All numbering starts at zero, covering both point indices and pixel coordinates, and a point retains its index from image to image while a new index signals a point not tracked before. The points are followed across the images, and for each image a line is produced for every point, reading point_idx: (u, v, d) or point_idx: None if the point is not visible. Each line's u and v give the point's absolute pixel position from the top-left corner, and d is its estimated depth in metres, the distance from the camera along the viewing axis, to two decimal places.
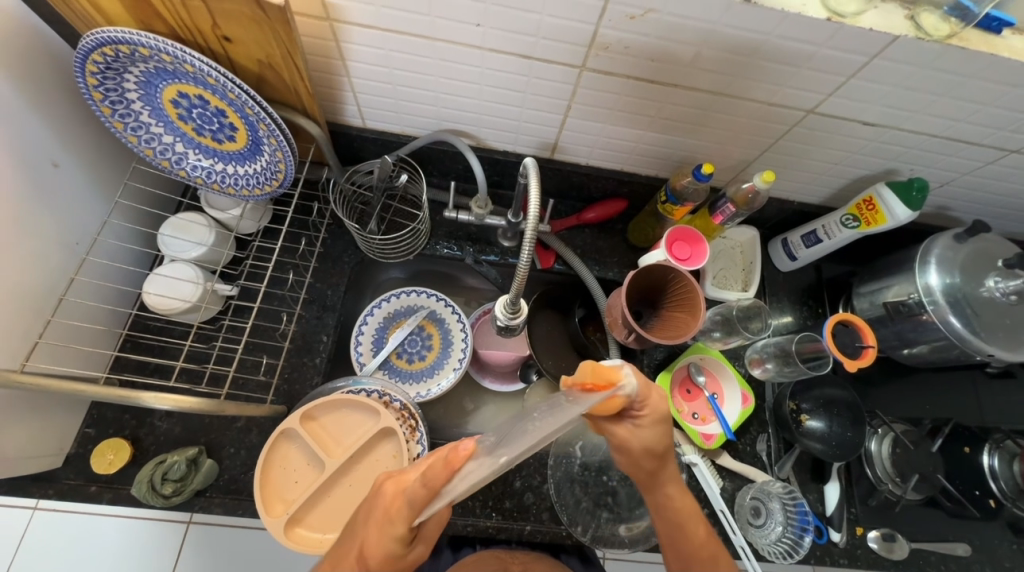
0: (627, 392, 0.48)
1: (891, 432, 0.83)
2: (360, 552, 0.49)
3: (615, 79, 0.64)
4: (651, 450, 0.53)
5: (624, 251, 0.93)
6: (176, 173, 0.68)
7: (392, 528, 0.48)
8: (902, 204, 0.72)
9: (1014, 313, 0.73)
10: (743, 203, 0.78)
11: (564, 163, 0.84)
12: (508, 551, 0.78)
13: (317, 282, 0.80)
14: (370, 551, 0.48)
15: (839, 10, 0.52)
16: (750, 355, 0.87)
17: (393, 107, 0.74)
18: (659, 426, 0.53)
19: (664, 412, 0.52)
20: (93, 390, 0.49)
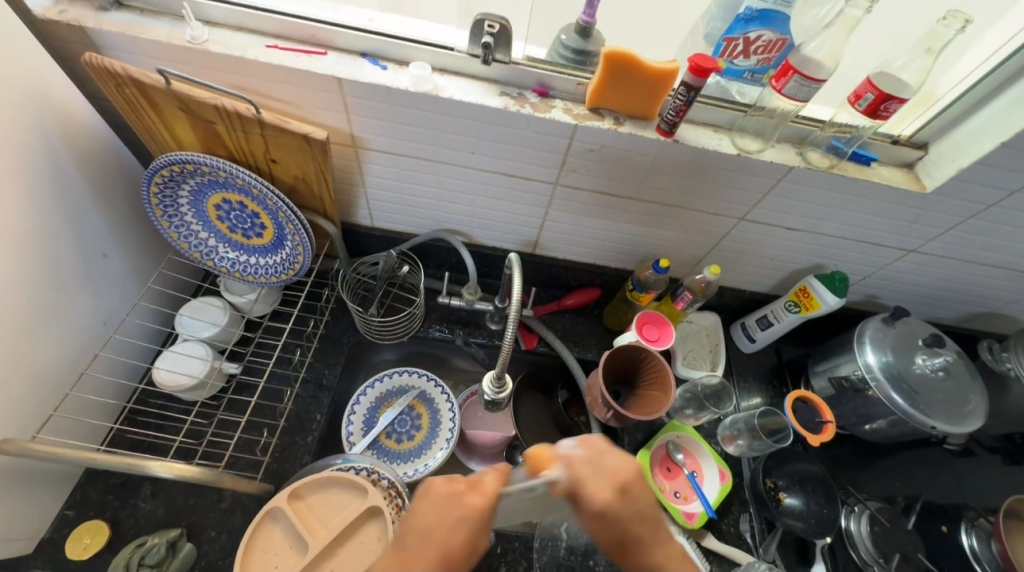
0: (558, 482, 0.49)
1: (866, 510, 0.86)
2: (441, 545, 0.46)
3: (583, 192, 0.79)
4: (604, 540, 0.51)
5: (601, 334, 1.02)
6: (205, 263, 0.78)
7: (474, 514, 0.48)
8: (831, 292, 0.85)
9: (946, 388, 0.82)
10: (699, 290, 0.90)
11: (544, 258, 0.98)
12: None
13: (318, 362, 0.86)
14: (448, 537, 0.47)
15: (745, 148, 0.69)
16: (722, 432, 0.91)
17: (398, 211, 0.88)
18: (607, 517, 0.50)
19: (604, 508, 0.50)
20: (105, 457, 0.53)
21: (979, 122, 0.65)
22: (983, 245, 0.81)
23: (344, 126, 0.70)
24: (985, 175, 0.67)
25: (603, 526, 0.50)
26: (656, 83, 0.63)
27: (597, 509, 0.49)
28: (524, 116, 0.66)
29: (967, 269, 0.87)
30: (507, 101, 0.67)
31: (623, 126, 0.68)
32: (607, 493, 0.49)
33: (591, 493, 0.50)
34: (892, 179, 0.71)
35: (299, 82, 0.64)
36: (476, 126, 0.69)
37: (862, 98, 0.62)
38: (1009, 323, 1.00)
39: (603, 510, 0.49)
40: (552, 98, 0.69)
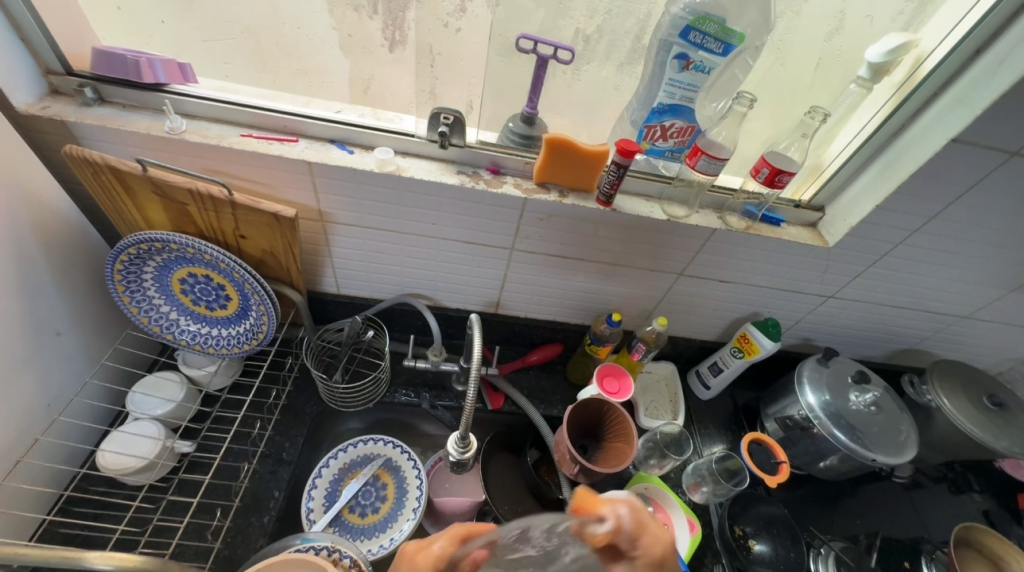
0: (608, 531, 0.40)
1: (831, 551, 0.87)
2: None
3: (537, 256, 0.87)
4: None
5: (565, 388, 1.05)
6: (164, 337, 0.77)
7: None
8: (767, 336, 0.93)
9: (881, 421, 0.89)
10: (652, 340, 0.96)
11: (506, 317, 1.02)
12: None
13: (277, 435, 0.84)
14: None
15: (674, 214, 0.79)
16: (688, 480, 0.93)
17: (364, 278, 0.92)
18: None
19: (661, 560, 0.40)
20: (37, 551, 0.49)
21: (860, 187, 0.78)
22: (886, 290, 0.92)
23: (312, 204, 0.76)
24: (871, 232, 0.80)
25: None
26: (593, 162, 0.73)
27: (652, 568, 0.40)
28: (478, 192, 0.74)
29: (880, 311, 0.99)
30: (463, 178, 0.75)
31: (567, 198, 0.77)
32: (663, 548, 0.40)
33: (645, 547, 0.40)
34: (799, 236, 0.83)
35: (270, 166, 0.70)
36: (436, 201, 0.76)
37: (759, 172, 0.75)
38: (926, 357, 1.11)
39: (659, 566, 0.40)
40: (503, 175, 0.78)
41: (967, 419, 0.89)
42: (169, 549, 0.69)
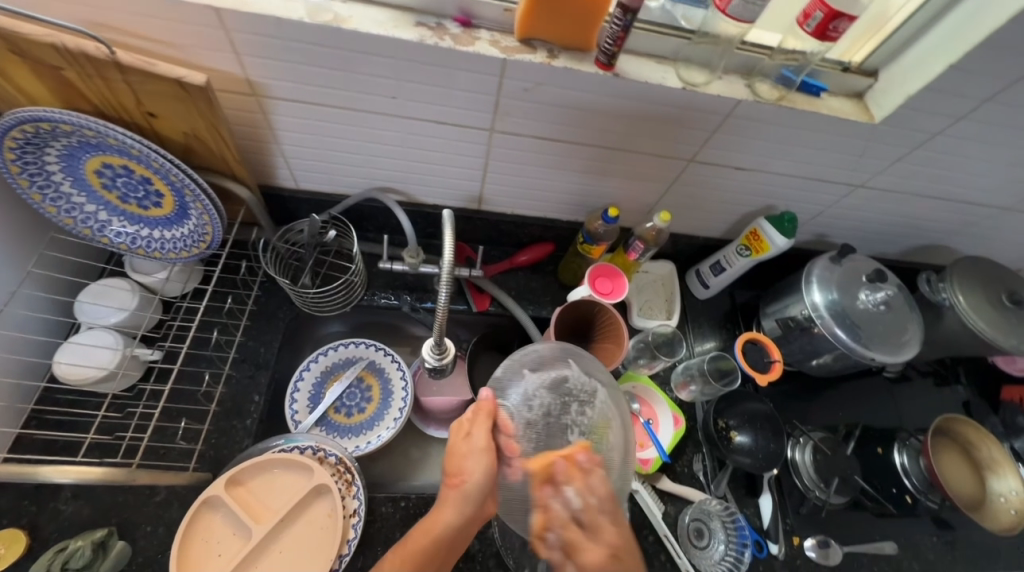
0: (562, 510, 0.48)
1: (810, 441, 0.90)
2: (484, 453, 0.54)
3: (522, 139, 0.73)
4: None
5: (555, 289, 0.99)
6: (99, 240, 0.68)
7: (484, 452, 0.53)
8: (779, 233, 0.83)
9: (887, 321, 0.84)
10: (652, 240, 0.86)
11: (490, 214, 0.92)
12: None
13: (250, 340, 0.80)
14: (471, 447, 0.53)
15: (691, 81, 0.64)
16: (676, 379, 0.92)
17: (325, 170, 0.80)
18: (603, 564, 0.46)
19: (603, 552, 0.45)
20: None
21: (926, 47, 0.62)
22: (927, 179, 0.80)
23: (236, 71, 0.61)
24: (930, 102, 0.65)
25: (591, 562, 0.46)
26: (591, 7, 0.56)
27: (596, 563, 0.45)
28: (443, 51, 0.58)
29: (912, 203, 0.87)
30: (423, 33, 0.58)
31: (557, 60, 0.60)
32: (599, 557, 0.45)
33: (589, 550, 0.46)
34: (841, 110, 0.68)
35: (165, 15, 0.53)
36: (391, 66, 0.60)
37: (810, 18, 0.58)
38: (946, 253, 1.03)
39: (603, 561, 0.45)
40: (476, 29, 0.61)
41: (979, 317, 0.83)
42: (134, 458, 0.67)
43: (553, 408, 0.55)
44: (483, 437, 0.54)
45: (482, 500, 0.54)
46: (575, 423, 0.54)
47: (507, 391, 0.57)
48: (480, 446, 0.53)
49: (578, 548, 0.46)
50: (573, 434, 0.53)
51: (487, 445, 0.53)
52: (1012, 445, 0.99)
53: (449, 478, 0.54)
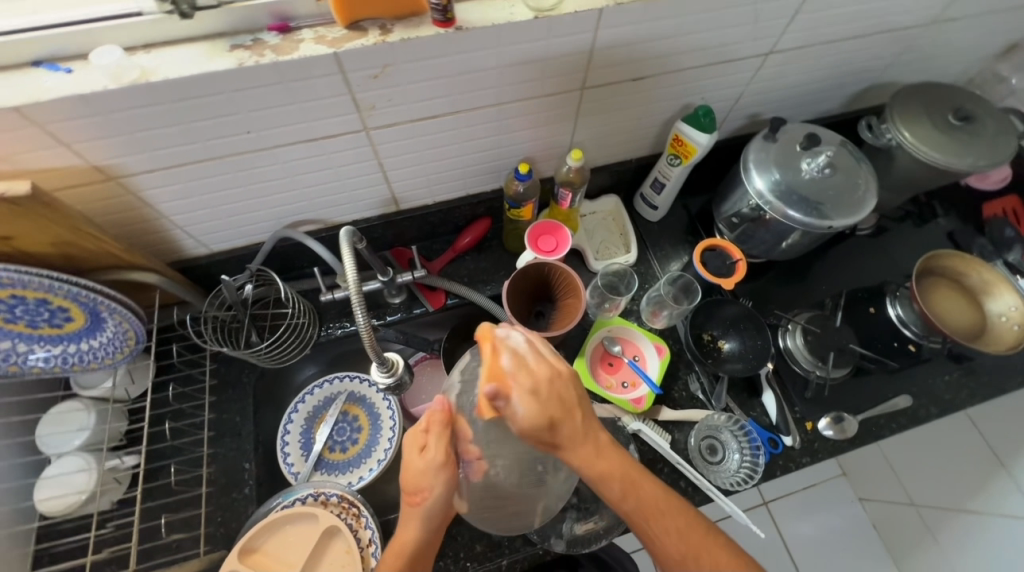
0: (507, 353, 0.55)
1: (799, 324, 0.87)
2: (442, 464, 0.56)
3: (401, 127, 0.69)
4: (535, 417, 0.51)
5: (507, 261, 0.97)
6: (30, 371, 0.67)
7: (442, 468, 0.55)
8: (699, 130, 0.79)
9: (837, 183, 0.80)
10: (577, 180, 0.82)
11: (413, 210, 0.88)
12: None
13: (222, 414, 0.80)
14: (428, 464, 0.55)
15: (542, 6, 0.58)
16: (647, 309, 0.89)
17: (227, 225, 0.77)
18: (538, 402, 0.52)
19: (543, 385, 0.53)
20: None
21: None
22: (833, 21, 0.74)
23: (77, 161, 0.57)
24: None
25: (532, 398, 0.52)
26: None
27: (536, 395, 0.52)
28: (269, 68, 0.54)
29: (829, 51, 0.81)
30: (241, 56, 0.53)
31: (391, 35, 0.55)
32: (543, 377, 0.53)
33: (529, 376, 0.53)
34: None
35: None
36: (227, 101, 0.56)
37: None
38: (888, 89, 0.97)
39: (540, 395, 0.52)
40: (297, 31, 0.56)
41: (929, 146, 0.79)
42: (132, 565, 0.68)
43: None
44: (439, 452, 0.56)
45: (443, 514, 0.57)
46: None
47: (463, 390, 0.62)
48: (438, 459, 0.55)
49: (516, 384, 0.52)
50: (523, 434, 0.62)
51: (444, 454, 0.56)
52: (1005, 260, 0.96)
53: (410, 497, 0.56)
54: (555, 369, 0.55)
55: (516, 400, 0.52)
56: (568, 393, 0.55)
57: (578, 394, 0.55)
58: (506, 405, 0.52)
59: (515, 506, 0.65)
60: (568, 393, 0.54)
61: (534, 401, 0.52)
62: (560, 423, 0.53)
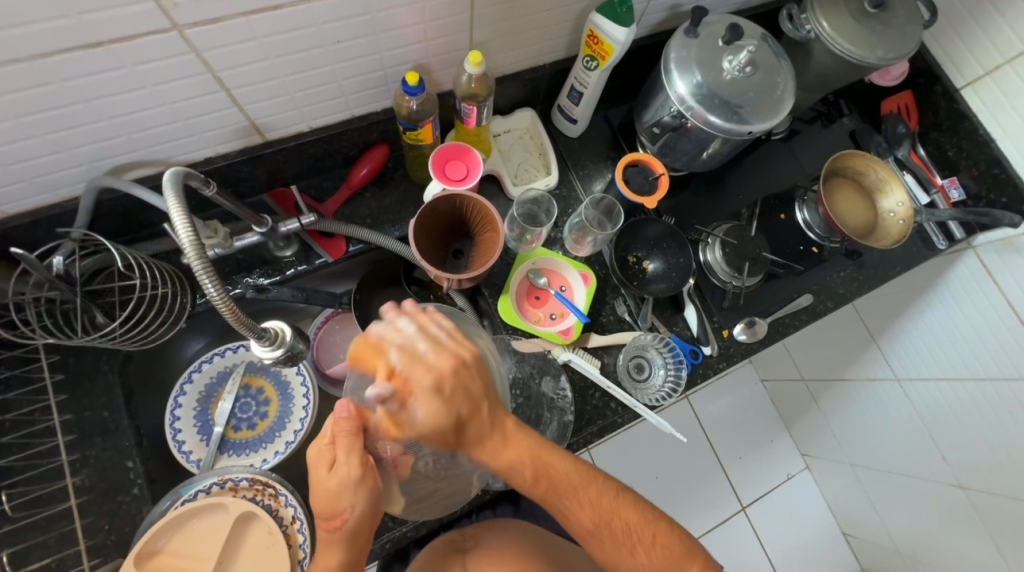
0: (420, 339, 0.50)
1: (718, 238, 0.87)
2: (357, 481, 0.50)
3: (231, 25, 0.50)
4: (439, 415, 0.48)
5: (415, 195, 0.84)
6: None
7: (358, 484, 0.50)
8: (615, 24, 0.68)
9: (758, 83, 0.75)
10: (481, 90, 0.70)
11: (286, 139, 0.71)
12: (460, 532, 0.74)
13: (83, 410, 0.66)
14: (336, 485, 0.50)
15: None
16: (571, 237, 0.83)
17: (12, 177, 0.56)
18: (439, 399, 0.47)
19: (443, 379, 0.48)
20: None
21: None
22: None
23: None
24: None
25: (437, 400, 0.47)
26: None
27: (435, 388, 0.47)
28: None
29: None
30: None
31: None
32: (442, 369, 0.48)
33: (429, 367, 0.48)
34: None
35: None
36: None
37: None
38: None
39: (438, 388, 0.48)
40: None
41: (844, 39, 0.75)
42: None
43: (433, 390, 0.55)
44: (352, 468, 0.50)
45: (367, 527, 0.54)
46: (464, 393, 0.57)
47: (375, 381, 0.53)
48: (349, 478, 0.50)
49: (414, 384, 0.48)
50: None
51: (358, 467, 0.50)
52: (896, 157, 1.01)
53: (325, 522, 0.51)
54: (467, 357, 0.50)
55: (420, 402, 0.47)
56: (476, 381, 0.50)
57: (487, 383, 0.51)
58: (404, 403, 0.47)
59: (439, 482, 0.62)
60: (473, 384, 0.50)
61: (432, 396, 0.47)
62: (464, 419, 0.49)
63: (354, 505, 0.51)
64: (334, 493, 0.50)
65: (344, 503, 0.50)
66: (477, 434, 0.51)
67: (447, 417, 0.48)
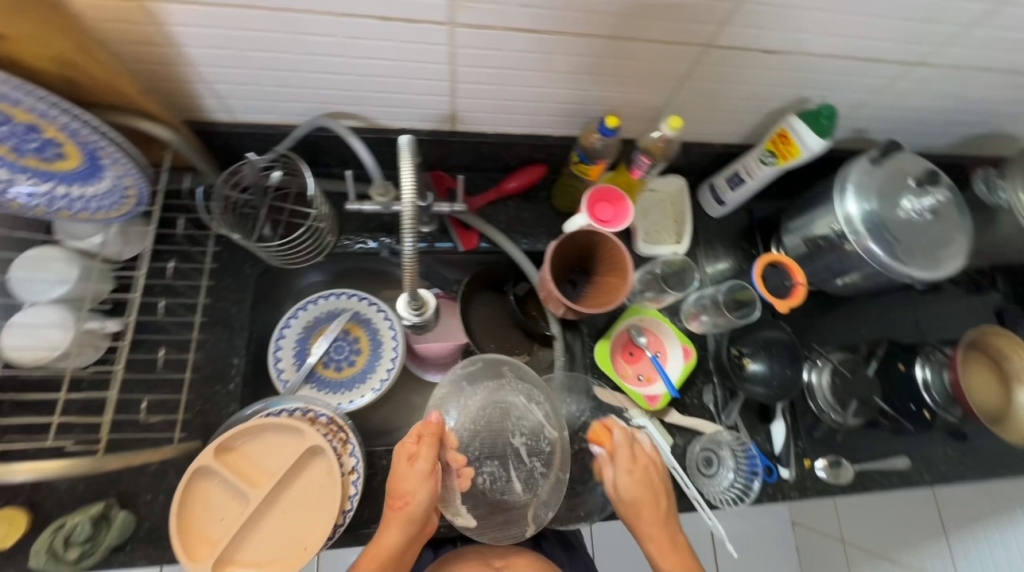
0: (624, 436, 0.71)
1: (829, 363, 0.85)
2: (428, 474, 0.62)
3: (494, 33, 0.57)
4: (631, 491, 0.67)
5: (550, 219, 0.89)
6: (7, 205, 0.58)
7: (431, 477, 0.62)
8: (813, 132, 0.70)
9: (931, 231, 0.73)
10: (659, 152, 0.73)
11: (469, 134, 0.78)
12: (491, 546, 0.73)
13: (218, 301, 0.74)
14: (410, 475, 0.62)
15: None
16: (687, 309, 0.85)
17: (260, 95, 0.65)
18: (632, 475, 0.67)
19: (639, 474, 0.68)
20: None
21: None
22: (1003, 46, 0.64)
23: None
24: None
25: (632, 480, 0.67)
26: None
27: (633, 478, 0.67)
28: None
29: (977, 81, 0.71)
30: None
31: None
32: (639, 463, 0.69)
33: (631, 457, 0.69)
34: None
35: None
36: None
37: None
38: (1005, 142, 0.88)
39: (635, 474, 0.68)
40: None
41: None
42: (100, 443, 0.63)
43: (494, 420, 0.73)
44: (428, 460, 0.63)
45: (421, 522, 0.62)
46: (518, 428, 0.73)
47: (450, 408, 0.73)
48: (425, 471, 0.62)
49: (619, 458, 0.69)
50: (516, 439, 0.73)
51: (432, 465, 0.63)
52: None
53: (394, 501, 0.62)
54: (654, 459, 0.70)
55: (621, 475, 0.68)
56: (659, 481, 0.68)
57: (667, 489, 0.69)
58: (613, 474, 0.69)
59: (494, 512, 0.70)
60: (659, 482, 0.68)
61: (630, 479, 0.67)
62: (646, 505, 0.67)
63: (423, 495, 0.61)
64: (404, 478, 0.62)
65: (417, 491, 0.61)
66: (648, 524, 0.67)
67: (636, 492, 0.67)
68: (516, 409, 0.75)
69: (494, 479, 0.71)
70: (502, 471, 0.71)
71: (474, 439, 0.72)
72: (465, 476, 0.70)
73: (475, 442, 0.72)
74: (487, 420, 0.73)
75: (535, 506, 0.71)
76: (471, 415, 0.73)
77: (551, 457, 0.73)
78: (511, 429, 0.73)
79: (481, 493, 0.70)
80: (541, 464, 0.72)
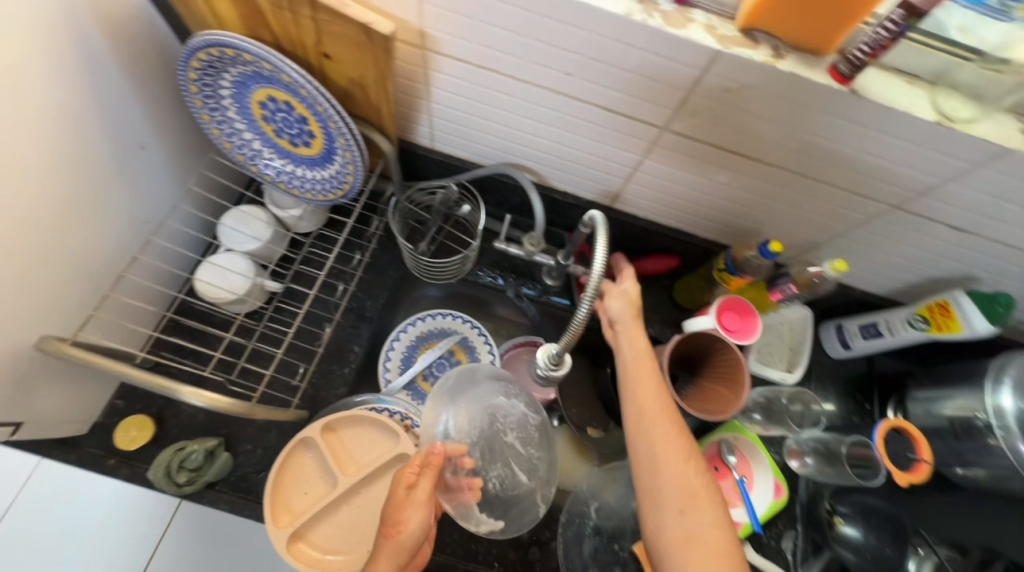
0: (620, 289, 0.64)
1: (933, 556, 0.77)
2: (423, 502, 0.55)
3: (695, 144, 0.63)
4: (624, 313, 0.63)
5: (667, 308, 0.90)
6: (249, 168, 0.69)
7: (427, 506, 0.55)
8: (982, 316, 0.68)
9: None
10: (805, 285, 0.74)
11: (622, 213, 0.83)
12: None
13: (360, 291, 0.81)
14: (407, 500, 0.55)
15: (951, 114, 0.50)
16: (789, 444, 0.81)
17: (465, 135, 0.75)
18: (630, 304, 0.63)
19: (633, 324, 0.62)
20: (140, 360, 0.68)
21: None
22: None
23: (413, 18, 0.56)
24: None
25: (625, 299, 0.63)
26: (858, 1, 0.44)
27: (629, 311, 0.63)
28: (650, 29, 0.49)
29: None
30: (630, 6, 0.50)
31: (783, 62, 0.50)
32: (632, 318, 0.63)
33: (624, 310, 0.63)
34: None
35: None
36: (578, 37, 0.53)
37: None
38: None
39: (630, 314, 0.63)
40: (692, 9, 0.51)
41: None
42: (257, 392, 0.72)
43: (484, 426, 0.68)
44: (426, 490, 0.55)
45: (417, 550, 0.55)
46: (507, 422, 0.69)
47: (440, 419, 0.67)
48: (423, 504, 0.55)
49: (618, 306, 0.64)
50: (509, 436, 0.69)
51: (429, 498, 0.55)
52: None
53: (386, 529, 0.54)
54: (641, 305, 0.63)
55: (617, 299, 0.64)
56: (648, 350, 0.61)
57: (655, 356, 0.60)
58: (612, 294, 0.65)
59: (519, 501, 0.67)
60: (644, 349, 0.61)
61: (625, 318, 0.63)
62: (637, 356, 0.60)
63: (419, 522, 0.54)
64: (395, 502, 0.55)
65: (412, 519, 0.54)
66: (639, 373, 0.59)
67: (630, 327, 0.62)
68: (504, 410, 0.70)
69: (504, 482, 0.67)
70: (507, 469, 0.67)
71: (471, 448, 0.66)
72: (475, 489, 0.64)
73: (475, 448, 0.66)
74: (481, 430, 0.67)
75: (542, 487, 0.69)
76: (464, 427, 0.66)
77: (542, 439, 0.71)
78: (502, 430, 0.69)
79: (497, 500, 0.66)
80: (538, 451, 0.70)
